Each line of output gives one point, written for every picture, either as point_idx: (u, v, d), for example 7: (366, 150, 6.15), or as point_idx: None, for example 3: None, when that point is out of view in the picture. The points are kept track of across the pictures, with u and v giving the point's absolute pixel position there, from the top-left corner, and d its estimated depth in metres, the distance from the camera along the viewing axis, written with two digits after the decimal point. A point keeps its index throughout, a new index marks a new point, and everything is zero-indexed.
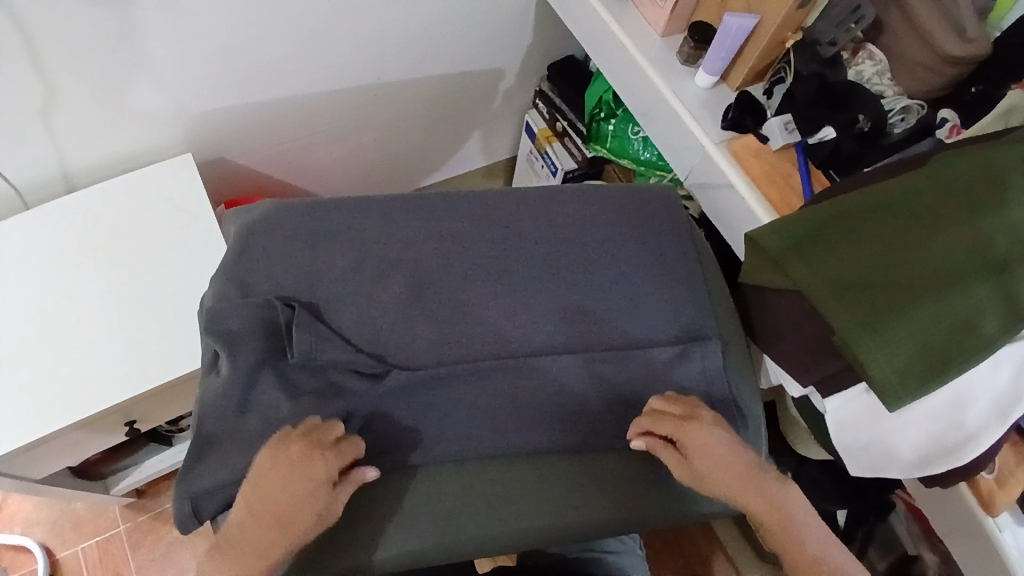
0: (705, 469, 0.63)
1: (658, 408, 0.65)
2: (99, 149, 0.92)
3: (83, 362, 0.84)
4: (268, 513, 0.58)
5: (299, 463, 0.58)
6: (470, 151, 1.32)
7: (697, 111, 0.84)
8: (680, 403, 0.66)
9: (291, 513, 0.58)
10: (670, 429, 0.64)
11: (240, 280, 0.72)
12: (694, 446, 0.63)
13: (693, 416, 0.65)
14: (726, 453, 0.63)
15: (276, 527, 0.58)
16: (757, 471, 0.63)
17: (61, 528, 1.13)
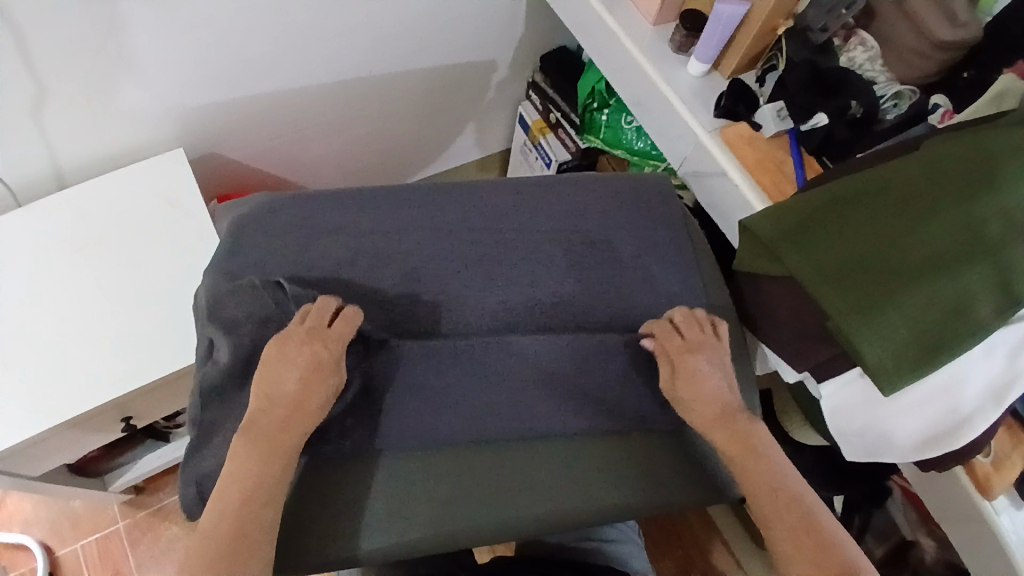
0: (695, 386, 0.66)
1: (667, 328, 0.70)
2: (91, 146, 0.91)
3: (78, 359, 0.83)
4: (274, 404, 0.61)
5: (308, 334, 0.64)
6: (464, 144, 1.32)
7: (690, 100, 0.83)
8: (693, 326, 0.70)
9: (296, 398, 0.61)
10: (672, 347, 0.68)
11: (230, 267, 0.73)
12: (692, 362, 0.67)
13: (700, 342, 0.69)
14: (718, 383, 0.67)
15: (280, 420, 0.61)
16: (733, 413, 0.66)
17: (60, 527, 1.13)
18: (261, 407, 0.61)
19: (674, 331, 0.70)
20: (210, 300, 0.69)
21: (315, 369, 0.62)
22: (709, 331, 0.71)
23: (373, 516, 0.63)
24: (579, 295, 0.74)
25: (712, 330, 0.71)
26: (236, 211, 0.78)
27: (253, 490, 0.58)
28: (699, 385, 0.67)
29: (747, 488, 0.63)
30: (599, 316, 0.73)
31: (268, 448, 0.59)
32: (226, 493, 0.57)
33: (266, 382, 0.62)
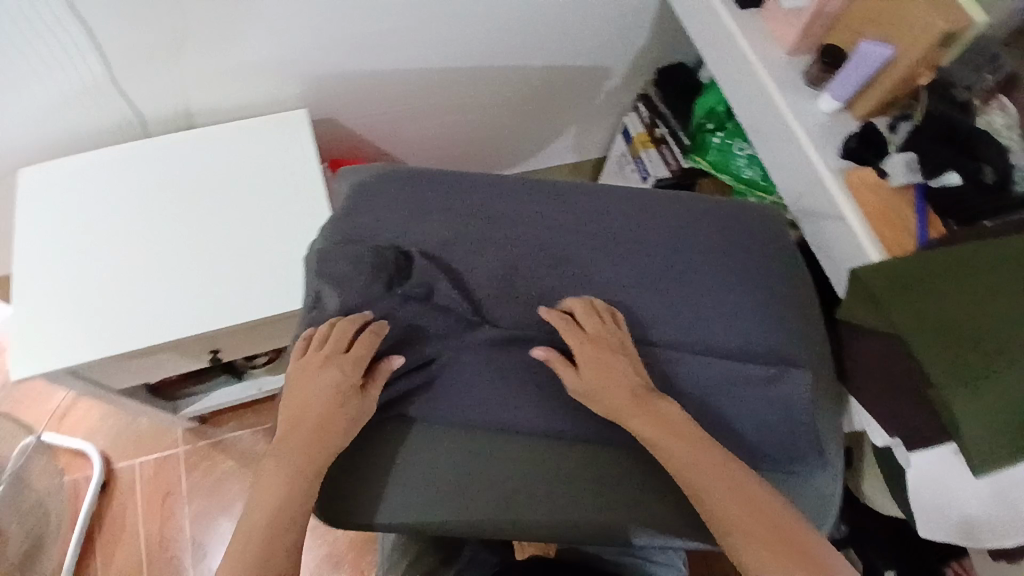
0: (600, 377, 0.65)
1: (569, 319, 0.69)
2: (220, 93, 0.96)
3: (176, 288, 0.88)
4: (300, 425, 0.63)
5: (336, 358, 0.66)
6: (563, 145, 1.32)
7: (816, 136, 0.81)
8: (597, 319, 0.69)
9: (328, 419, 0.63)
10: (574, 338, 0.68)
11: (355, 220, 0.76)
12: (595, 360, 0.66)
13: (601, 335, 0.68)
14: (628, 371, 0.66)
15: (310, 441, 0.62)
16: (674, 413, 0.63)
17: (123, 439, 1.20)
18: (289, 427, 0.63)
19: (574, 324, 0.69)
20: (334, 250, 0.73)
21: (348, 393, 0.65)
22: (604, 319, 0.69)
23: (415, 491, 0.66)
24: (675, 315, 0.73)
25: (614, 321, 0.70)
26: (356, 176, 0.80)
27: (283, 508, 0.59)
28: (615, 377, 0.65)
29: (697, 494, 0.59)
30: (689, 338, 0.72)
31: (298, 462, 0.61)
32: (261, 503, 0.59)
33: (292, 406, 0.64)
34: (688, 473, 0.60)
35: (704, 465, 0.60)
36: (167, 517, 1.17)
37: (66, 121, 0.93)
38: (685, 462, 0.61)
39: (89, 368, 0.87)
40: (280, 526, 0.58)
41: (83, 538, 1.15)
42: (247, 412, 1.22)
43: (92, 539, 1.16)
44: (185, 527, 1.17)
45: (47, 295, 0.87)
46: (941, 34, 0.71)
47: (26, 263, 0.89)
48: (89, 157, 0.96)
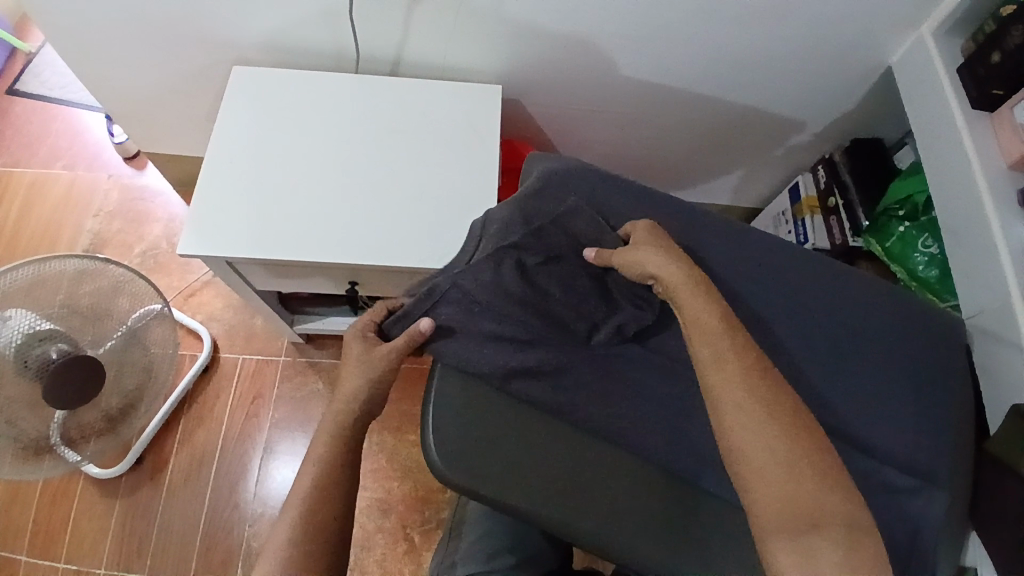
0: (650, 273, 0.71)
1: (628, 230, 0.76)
2: (429, 52, 1.02)
3: (347, 214, 0.93)
4: (332, 405, 0.75)
5: (354, 337, 0.77)
6: (721, 185, 1.32)
7: (1019, 259, 0.78)
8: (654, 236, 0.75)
9: (354, 394, 0.74)
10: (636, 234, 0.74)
11: (540, 193, 0.78)
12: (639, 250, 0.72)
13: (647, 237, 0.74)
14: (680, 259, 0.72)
15: (342, 420, 0.74)
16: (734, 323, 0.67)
17: (235, 332, 1.32)
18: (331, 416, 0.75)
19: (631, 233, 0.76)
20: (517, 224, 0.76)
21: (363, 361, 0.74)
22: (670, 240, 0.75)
23: (517, 474, 0.65)
24: (826, 392, 0.71)
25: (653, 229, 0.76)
26: (547, 164, 0.83)
27: (327, 482, 0.71)
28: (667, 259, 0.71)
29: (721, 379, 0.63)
30: (834, 422, 0.70)
31: (330, 446, 0.73)
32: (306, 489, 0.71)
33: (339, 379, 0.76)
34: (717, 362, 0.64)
35: (759, 414, 0.60)
36: (251, 414, 1.27)
37: (288, 38, 1.01)
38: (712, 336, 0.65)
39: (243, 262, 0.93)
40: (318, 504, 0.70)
41: (174, 408, 1.26)
42: None
43: (182, 411, 1.26)
44: (262, 429, 1.26)
45: (233, 184, 0.94)
46: None
47: (221, 151, 0.96)
48: (305, 76, 1.03)
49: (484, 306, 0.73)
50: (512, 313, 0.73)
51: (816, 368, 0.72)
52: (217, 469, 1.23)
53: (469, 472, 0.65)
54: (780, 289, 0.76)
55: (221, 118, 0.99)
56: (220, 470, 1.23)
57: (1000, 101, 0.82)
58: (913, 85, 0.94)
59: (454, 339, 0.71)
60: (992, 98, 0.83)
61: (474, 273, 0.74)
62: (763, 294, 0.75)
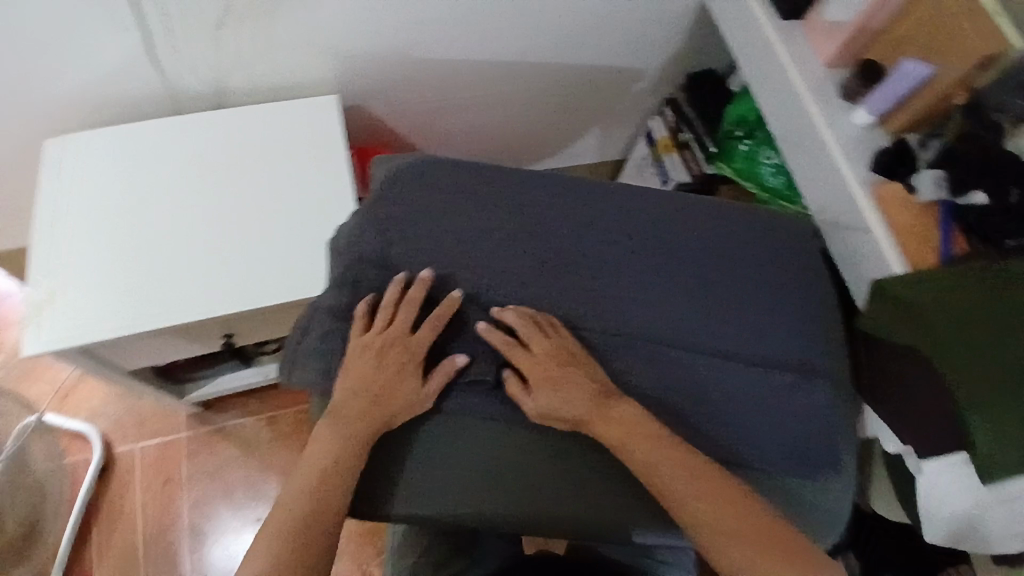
0: (557, 397, 0.66)
1: (511, 342, 0.68)
2: (251, 75, 0.96)
3: (201, 267, 0.87)
4: (363, 402, 0.66)
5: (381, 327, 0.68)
6: (584, 146, 1.32)
7: (849, 148, 0.83)
8: (534, 327, 0.69)
9: (382, 395, 0.66)
10: (524, 360, 0.67)
11: (387, 185, 0.76)
12: (546, 372, 0.67)
13: (556, 349, 0.68)
14: (585, 380, 0.67)
15: (356, 422, 0.65)
16: (644, 421, 0.65)
17: (125, 420, 1.21)
18: (346, 406, 0.66)
19: (518, 338, 0.69)
20: (368, 226, 0.73)
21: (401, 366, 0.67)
22: (561, 340, 0.69)
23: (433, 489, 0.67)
24: (706, 319, 0.73)
25: (553, 328, 0.70)
26: (391, 165, 0.80)
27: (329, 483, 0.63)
28: (569, 390, 0.66)
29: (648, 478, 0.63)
30: (720, 345, 0.72)
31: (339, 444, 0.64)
32: (309, 471, 0.63)
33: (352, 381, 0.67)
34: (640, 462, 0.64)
35: (687, 482, 0.62)
36: (167, 501, 1.17)
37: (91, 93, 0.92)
38: (629, 444, 0.64)
39: (103, 347, 0.86)
40: (326, 490, 0.63)
41: (79, 520, 1.14)
42: (251, 398, 1.23)
43: (90, 520, 1.15)
44: (183, 513, 1.17)
45: (68, 266, 0.85)
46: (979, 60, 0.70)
47: (47, 235, 0.87)
48: (119, 130, 0.95)
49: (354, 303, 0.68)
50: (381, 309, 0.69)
51: (691, 297, 0.74)
52: (146, 568, 1.14)
53: (364, 497, 0.67)
54: (640, 231, 0.77)
55: (37, 197, 0.89)
56: (149, 568, 1.14)
57: (803, 8, 0.87)
58: (724, 9, 0.97)
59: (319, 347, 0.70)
60: (796, 7, 0.87)
61: (332, 285, 0.72)
62: (626, 240, 0.76)
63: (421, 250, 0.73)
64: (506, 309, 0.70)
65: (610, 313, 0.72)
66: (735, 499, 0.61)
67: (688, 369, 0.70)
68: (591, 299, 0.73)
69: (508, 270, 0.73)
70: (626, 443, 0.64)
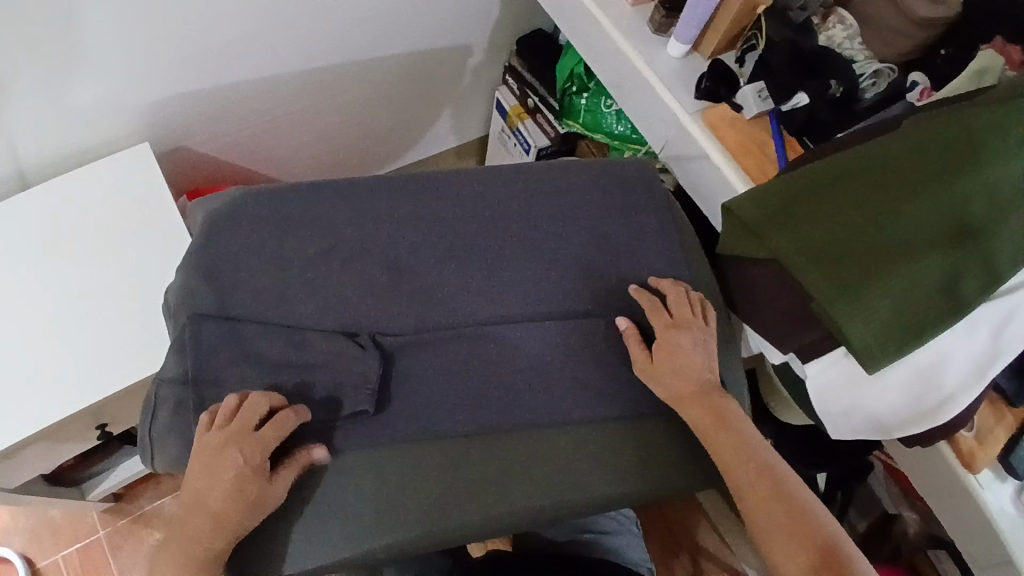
0: (677, 368, 0.68)
1: (655, 304, 0.71)
2: (51, 145, 0.88)
3: (51, 363, 0.81)
4: (199, 515, 0.58)
5: (225, 437, 0.60)
6: (441, 130, 1.30)
7: (671, 80, 0.84)
8: (687, 305, 0.71)
9: (217, 508, 0.58)
10: (660, 321, 0.70)
11: (204, 228, 0.71)
12: (666, 339, 0.69)
13: (687, 314, 0.71)
14: (695, 360, 0.69)
15: (196, 535, 0.58)
16: (711, 393, 0.68)
17: (39, 532, 1.13)
18: (187, 517, 0.59)
19: (660, 306, 0.71)
20: (195, 280, 0.69)
21: (237, 483, 0.58)
22: (705, 317, 0.71)
23: (319, 534, 0.62)
24: (565, 283, 0.74)
25: (699, 305, 0.72)
26: (206, 206, 0.75)
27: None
28: (681, 360, 0.68)
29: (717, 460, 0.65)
30: (585, 305, 0.73)
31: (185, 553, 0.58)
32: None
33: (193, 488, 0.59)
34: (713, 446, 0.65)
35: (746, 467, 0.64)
36: None
37: None
38: (699, 424, 0.66)
39: None
40: None
41: None
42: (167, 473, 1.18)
43: None
44: None
45: None
46: None
47: None
48: None
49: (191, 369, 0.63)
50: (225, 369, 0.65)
51: (546, 266, 0.74)
52: None
53: (246, 557, 0.62)
54: (480, 212, 0.75)
55: None
56: None
57: None
58: None
59: (171, 422, 0.65)
60: None
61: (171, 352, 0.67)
62: (468, 225, 0.75)
63: (256, 289, 0.69)
64: (664, 280, 0.74)
65: (470, 301, 0.71)
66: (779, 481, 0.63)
67: (557, 337, 0.70)
68: (447, 293, 0.72)
69: (355, 287, 0.70)
70: (688, 410, 0.66)
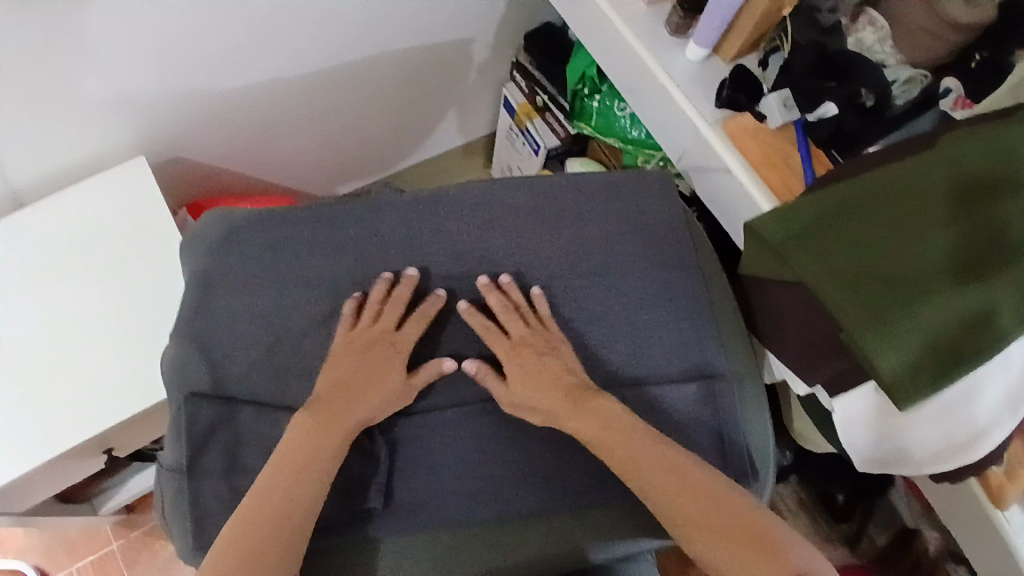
0: (533, 386, 0.63)
1: (506, 307, 0.66)
2: (43, 161, 0.85)
3: (53, 394, 0.79)
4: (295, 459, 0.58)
5: (369, 326, 0.64)
6: (447, 130, 1.25)
7: (689, 88, 0.80)
8: (536, 313, 0.66)
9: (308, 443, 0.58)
10: (500, 347, 0.65)
11: (194, 259, 0.68)
12: (515, 361, 0.64)
13: (530, 337, 0.65)
14: (555, 371, 0.63)
15: (293, 482, 0.56)
16: (588, 397, 0.62)
17: (55, 545, 1.14)
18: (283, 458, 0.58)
19: (509, 313, 0.66)
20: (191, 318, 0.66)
21: (385, 366, 0.63)
22: (544, 323, 0.66)
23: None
24: None
25: (542, 317, 0.66)
26: (192, 234, 0.71)
27: (268, 543, 0.53)
28: (543, 372, 0.63)
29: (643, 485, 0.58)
30: None
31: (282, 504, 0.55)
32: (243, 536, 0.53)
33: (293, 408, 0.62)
34: (643, 471, 0.58)
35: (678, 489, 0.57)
36: None
37: None
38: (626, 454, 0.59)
39: None
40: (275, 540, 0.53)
41: None
42: None
43: None
44: None
45: None
46: None
47: None
48: None
49: (193, 412, 0.61)
50: (217, 413, 0.62)
51: None
52: None
53: None
54: None
55: None
56: None
57: None
58: None
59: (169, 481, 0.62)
60: None
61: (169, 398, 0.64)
62: None
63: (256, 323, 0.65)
64: (492, 289, 0.67)
65: None
66: (716, 502, 0.56)
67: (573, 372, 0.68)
68: None
69: None
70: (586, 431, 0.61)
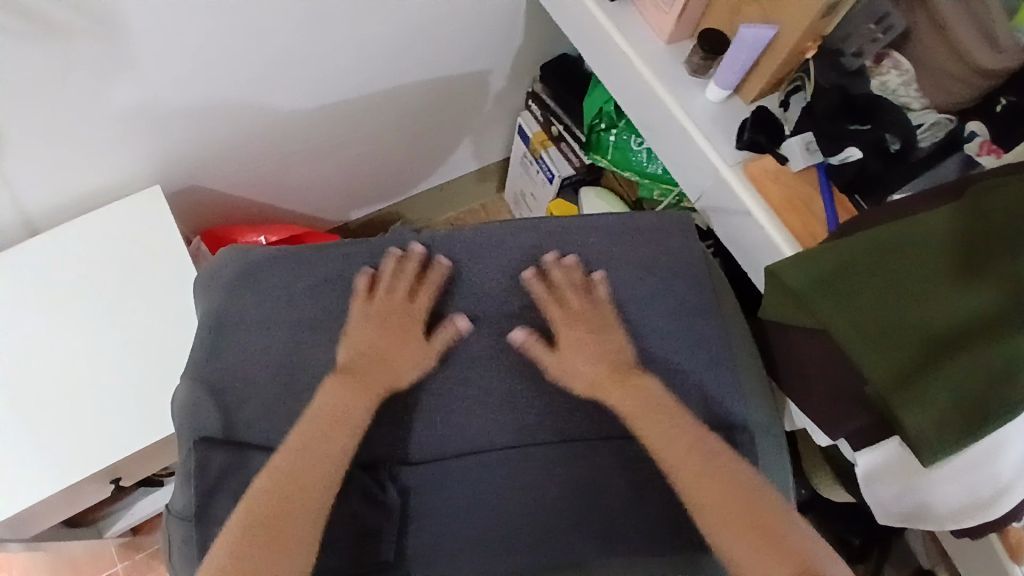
0: (652, 328, 0.68)
1: (644, 273, 0.71)
2: (59, 188, 0.85)
3: (62, 424, 0.79)
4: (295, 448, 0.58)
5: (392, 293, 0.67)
6: (461, 156, 1.25)
7: (710, 128, 0.79)
8: (661, 275, 0.71)
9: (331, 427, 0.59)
10: (638, 291, 0.70)
11: (214, 298, 0.68)
12: (641, 307, 0.69)
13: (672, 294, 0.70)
14: (683, 334, 0.68)
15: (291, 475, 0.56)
16: (701, 361, 0.66)
17: (58, 567, 1.13)
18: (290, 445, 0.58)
19: (648, 278, 0.71)
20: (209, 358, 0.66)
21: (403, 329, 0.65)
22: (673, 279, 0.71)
23: None
24: None
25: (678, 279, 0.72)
26: (210, 274, 0.71)
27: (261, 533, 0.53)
28: (667, 332, 0.68)
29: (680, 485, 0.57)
30: None
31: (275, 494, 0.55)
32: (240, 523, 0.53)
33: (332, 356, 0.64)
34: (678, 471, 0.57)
35: (721, 486, 0.56)
36: None
37: None
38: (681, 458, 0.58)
39: None
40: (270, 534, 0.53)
41: None
42: None
43: None
44: None
45: None
46: (820, 8, 0.67)
47: None
48: None
49: (203, 457, 0.60)
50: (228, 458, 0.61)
51: None
52: None
53: None
54: None
55: None
56: None
57: None
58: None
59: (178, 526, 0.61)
60: None
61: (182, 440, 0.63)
62: None
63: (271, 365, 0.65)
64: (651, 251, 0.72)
65: None
66: (753, 504, 0.55)
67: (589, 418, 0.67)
68: None
69: None
70: (657, 378, 0.64)
